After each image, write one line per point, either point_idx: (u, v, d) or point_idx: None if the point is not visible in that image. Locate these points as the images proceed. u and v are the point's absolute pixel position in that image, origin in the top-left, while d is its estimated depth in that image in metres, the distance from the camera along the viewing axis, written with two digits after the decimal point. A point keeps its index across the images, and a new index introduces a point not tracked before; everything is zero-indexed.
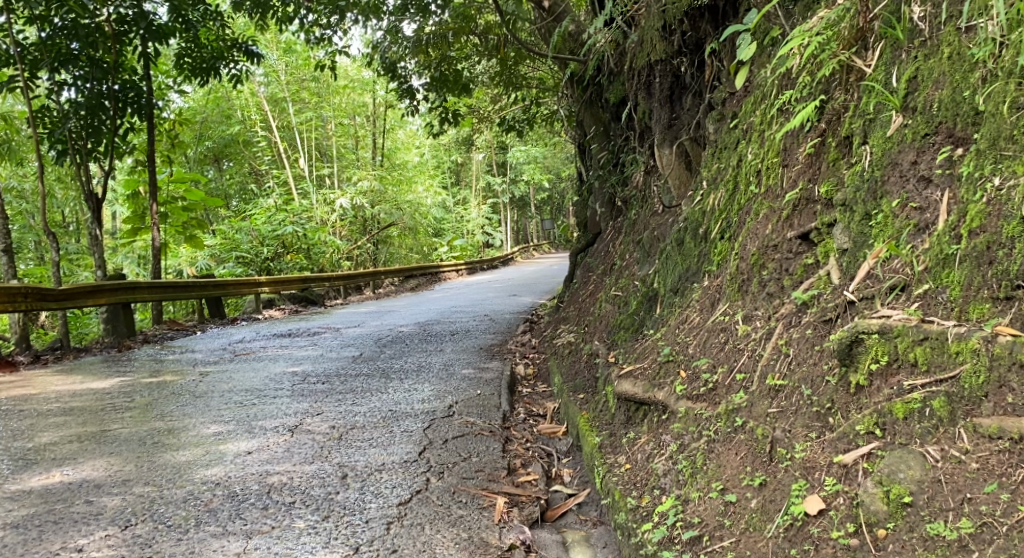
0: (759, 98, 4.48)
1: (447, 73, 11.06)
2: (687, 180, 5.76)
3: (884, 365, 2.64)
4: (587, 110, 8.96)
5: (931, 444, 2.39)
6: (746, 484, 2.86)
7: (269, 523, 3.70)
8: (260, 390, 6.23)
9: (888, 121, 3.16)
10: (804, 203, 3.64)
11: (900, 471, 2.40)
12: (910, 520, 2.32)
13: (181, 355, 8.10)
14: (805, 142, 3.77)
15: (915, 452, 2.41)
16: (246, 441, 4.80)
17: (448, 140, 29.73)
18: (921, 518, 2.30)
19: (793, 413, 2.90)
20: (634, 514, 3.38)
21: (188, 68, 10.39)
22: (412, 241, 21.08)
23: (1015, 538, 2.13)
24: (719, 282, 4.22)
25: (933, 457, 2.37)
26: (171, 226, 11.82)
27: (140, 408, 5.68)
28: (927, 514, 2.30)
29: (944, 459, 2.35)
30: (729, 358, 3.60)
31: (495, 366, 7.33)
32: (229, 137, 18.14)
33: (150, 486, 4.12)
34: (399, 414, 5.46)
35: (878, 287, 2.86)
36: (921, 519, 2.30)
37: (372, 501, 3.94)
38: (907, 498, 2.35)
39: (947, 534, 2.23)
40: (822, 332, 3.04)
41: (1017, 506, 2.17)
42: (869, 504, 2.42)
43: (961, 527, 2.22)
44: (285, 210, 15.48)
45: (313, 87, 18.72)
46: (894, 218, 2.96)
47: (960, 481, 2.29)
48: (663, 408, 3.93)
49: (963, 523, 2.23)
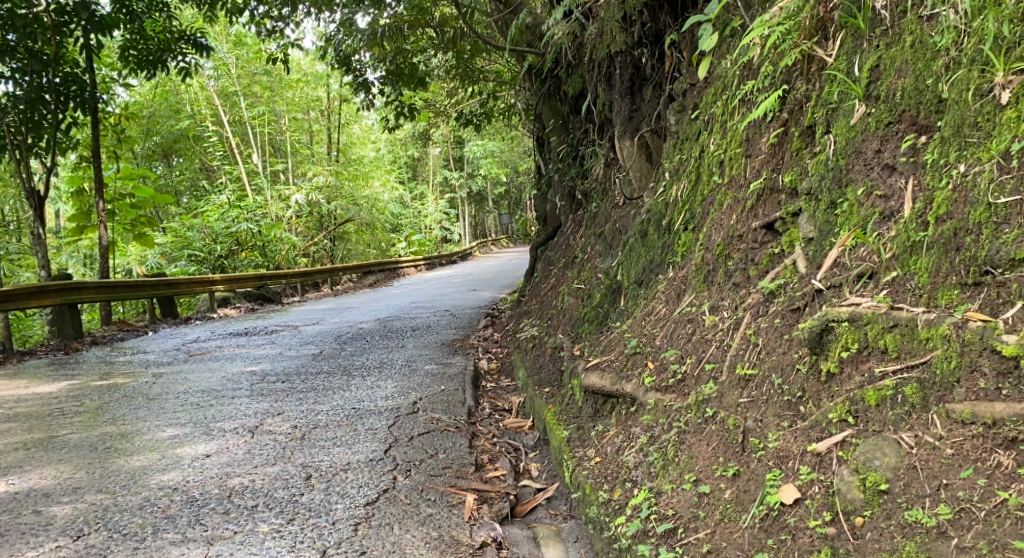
0: (720, 89, 4.51)
1: (403, 66, 10.92)
2: (647, 172, 5.78)
3: (854, 352, 2.64)
4: (546, 102, 8.94)
5: (905, 431, 2.39)
6: (719, 475, 2.86)
7: (232, 528, 3.60)
8: (218, 391, 6.08)
9: (851, 110, 3.18)
10: (768, 192, 3.66)
11: (875, 458, 2.40)
12: (887, 508, 2.32)
13: (133, 357, 7.87)
14: (768, 132, 3.80)
15: (889, 439, 2.41)
16: (204, 444, 4.68)
17: (404, 134, 29.51)
18: (898, 505, 2.31)
19: (764, 403, 2.91)
20: (607, 508, 3.37)
21: (133, 61, 10.06)
22: (369, 237, 20.88)
23: (994, 523, 2.14)
24: (684, 274, 4.23)
25: (907, 444, 2.37)
26: (119, 224, 11.50)
27: (90, 411, 5.50)
28: (904, 501, 2.30)
29: (919, 445, 2.35)
30: (697, 349, 3.63)
31: (458, 361, 7.27)
32: (179, 133, 17.74)
33: (102, 493, 3.98)
34: (363, 412, 5.38)
35: (847, 275, 2.87)
36: (898, 507, 2.30)
37: (338, 502, 3.86)
38: (883, 485, 2.35)
39: (926, 521, 2.24)
40: (791, 321, 3.06)
41: (994, 491, 2.18)
42: (845, 493, 2.42)
43: (939, 513, 2.23)
44: (238, 207, 15.23)
45: (265, 81, 18.41)
46: (860, 206, 2.98)
47: (935, 467, 2.29)
48: (631, 400, 3.93)
49: (941, 509, 2.23)
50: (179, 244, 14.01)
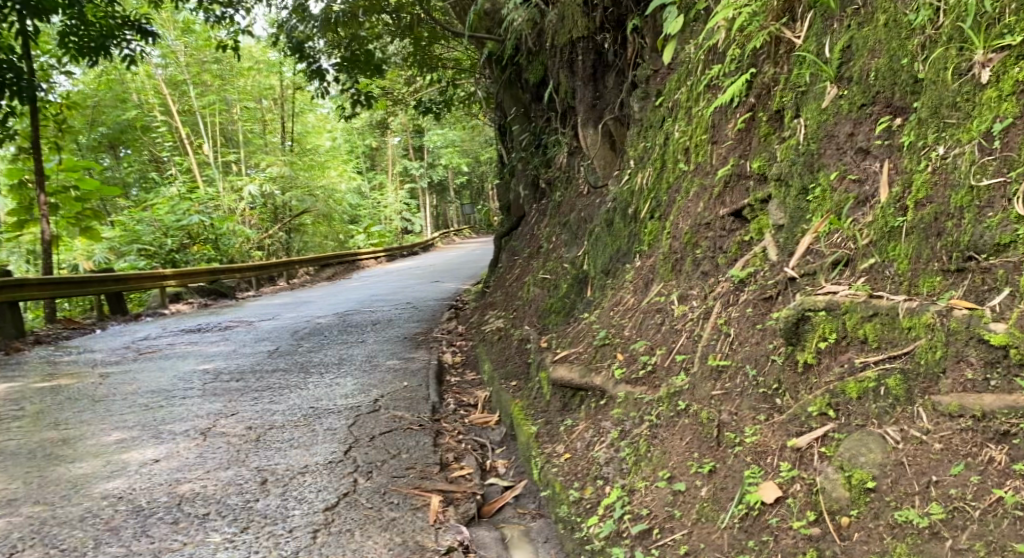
0: (684, 75, 4.42)
1: (358, 53, 10.68)
2: (612, 160, 5.68)
3: (832, 343, 2.57)
4: (506, 91, 8.78)
5: (890, 425, 2.29)
6: (694, 472, 2.77)
7: (181, 539, 3.41)
8: (167, 391, 5.85)
9: (822, 93, 3.10)
10: (736, 178, 3.57)
11: (860, 454, 2.30)
12: (875, 507, 2.20)
13: (78, 356, 7.56)
14: (734, 117, 3.71)
15: (875, 434, 2.31)
16: (153, 448, 4.46)
17: (361, 124, 29.10)
18: (886, 504, 2.18)
19: (739, 396, 2.84)
20: (578, 507, 3.27)
21: (74, 48, 9.64)
22: (327, 229, 20.52)
23: (990, 522, 2.00)
24: (651, 262, 4.14)
25: (894, 439, 2.27)
26: (63, 218, 11.08)
27: (30, 416, 5.24)
28: (892, 499, 2.18)
29: (905, 440, 2.24)
30: (666, 340, 3.54)
31: (420, 355, 7.11)
32: (125, 123, 17.22)
33: (40, 505, 3.76)
34: (321, 411, 5.20)
35: (821, 263, 2.80)
36: (887, 505, 2.18)
37: (295, 508, 3.68)
38: (870, 483, 2.23)
39: (918, 521, 2.10)
40: (763, 311, 2.99)
41: (988, 488, 2.05)
42: (831, 491, 2.31)
43: (931, 512, 2.09)
44: (188, 199, 14.85)
45: (215, 69, 18.09)
46: (833, 191, 2.90)
47: (923, 463, 2.18)
48: (600, 393, 3.82)
49: (932, 508, 2.10)
50: (127, 239, 13.52)
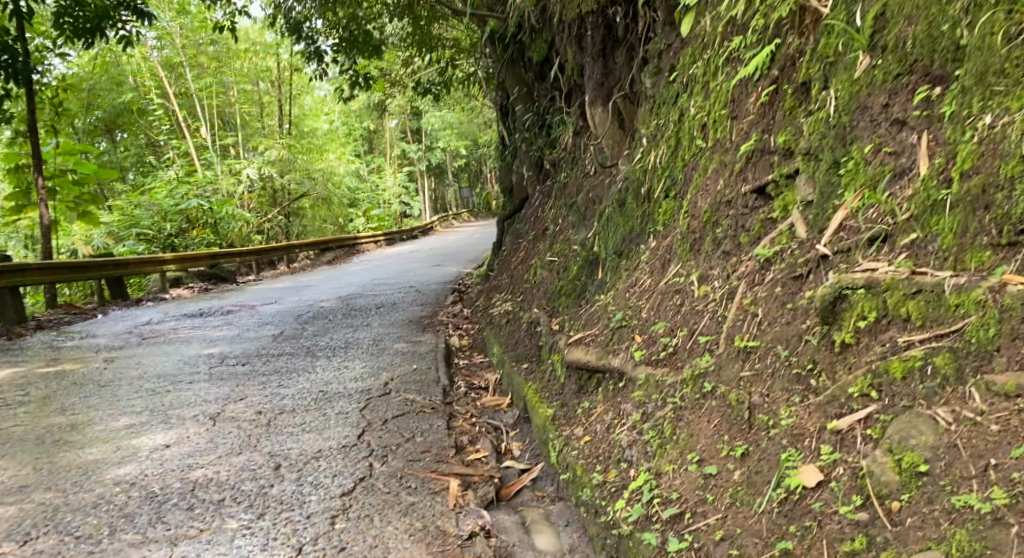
0: (700, 49, 4.31)
1: (357, 33, 10.54)
2: (620, 140, 5.58)
3: (872, 322, 2.51)
4: (509, 70, 8.63)
5: (940, 406, 2.22)
6: (726, 455, 2.72)
7: (197, 526, 3.35)
8: (174, 375, 5.77)
9: (855, 63, 3.00)
10: (759, 154, 3.48)
11: (910, 437, 2.22)
12: (928, 491, 2.13)
13: (81, 341, 7.48)
14: (757, 91, 3.61)
15: (924, 415, 2.24)
16: (163, 433, 4.39)
17: (359, 107, 28.87)
18: (940, 488, 2.11)
19: (770, 376, 2.77)
20: (601, 490, 3.21)
21: (69, 29, 9.48)
22: (326, 213, 20.40)
23: None
24: (668, 242, 4.05)
25: (945, 420, 2.19)
26: (61, 202, 10.98)
27: (37, 401, 5.16)
28: (947, 483, 2.11)
29: (958, 422, 2.17)
30: (687, 321, 3.46)
31: (427, 339, 7.04)
32: (122, 106, 17.06)
33: (52, 492, 3.69)
34: (332, 394, 5.12)
35: (856, 240, 2.72)
36: (942, 490, 2.11)
37: (312, 493, 3.62)
38: (922, 466, 2.17)
39: (979, 506, 2.02)
40: (793, 290, 2.91)
41: None
42: (879, 474, 2.24)
43: (994, 498, 2.01)
44: (186, 183, 14.79)
45: (211, 51, 17.90)
46: (867, 165, 2.81)
47: (980, 446, 2.10)
48: (618, 375, 3.74)
49: (995, 493, 2.01)
50: (126, 223, 13.47)
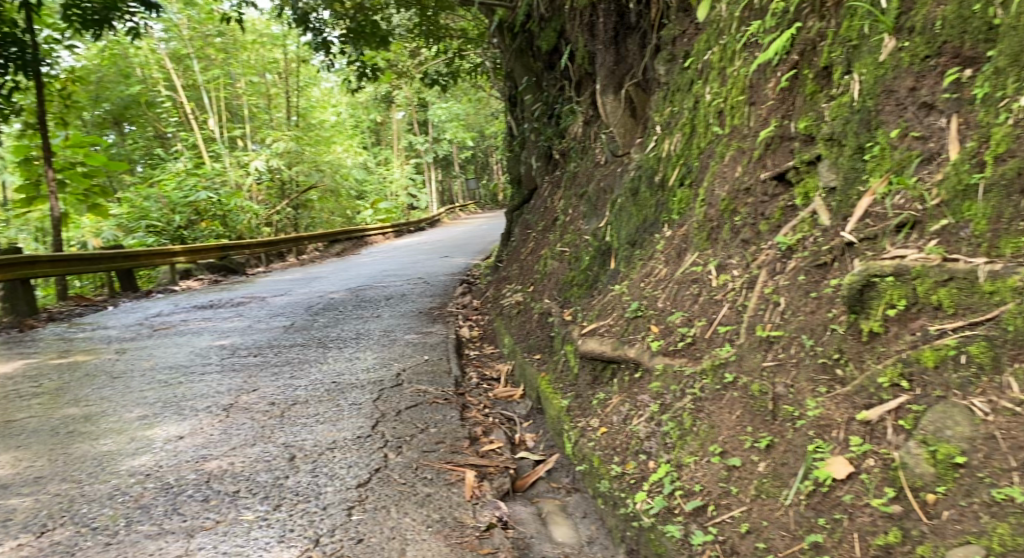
0: (716, 34, 4.25)
1: (364, 23, 10.47)
2: (632, 128, 5.51)
3: (902, 310, 2.50)
4: (518, 59, 8.55)
5: (976, 396, 2.22)
6: (749, 446, 2.69)
7: (213, 517, 3.32)
8: (186, 367, 5.75)
9: (879, 45, 2.94)
10: (779, 140, 3.41)
11: (946, 428, 2.22)
12: (966, 484, 2.13)
13: (92, 333, 7.46)
14: (776, 76, 3.55)
15: (960, 405, 2.23)
16: (177, 424, 4.36)
17: (366, 98, 28.78)
18: (978, 480, 2.11)
19: (795, 367, 2.75)
20: (620, 483, 3.16)
21: (78, 20, 9.43)
22: (333, 205, 20.34)
23: None
24: (684, 231, 3.98)
25: (982, 411, 2.19)
26: (70, 194, 10.98)
27: (49, 393, 5.15)
28: (986, 475, 2.10)
29: (996, 412, 2.17)
30: (706, 311, 3.40)
31: (438, 330, 7.00)
32: (130, 99, 17.04)
33: (68, 483, 3.67)
34: (344, 386, 5.09)
35: (883, 226, 2.69)
36: (980, 482, 2.10)
37: (327, 484, 3.58)
38: (959, 458, 2.16)
39: (1019, 499, 2.02)
40: (817, 279, 2.88)
41: None
42: (912, 466, 2.24)
43: None
44: (195, 175, 14.68)
45: (218, 43, 17.82)
46: (893, 150, 2.77)
47: (1019, 435, 2.10)
48: (635, 366, 3.69)
49: None
50: (135, 215, 13.44)
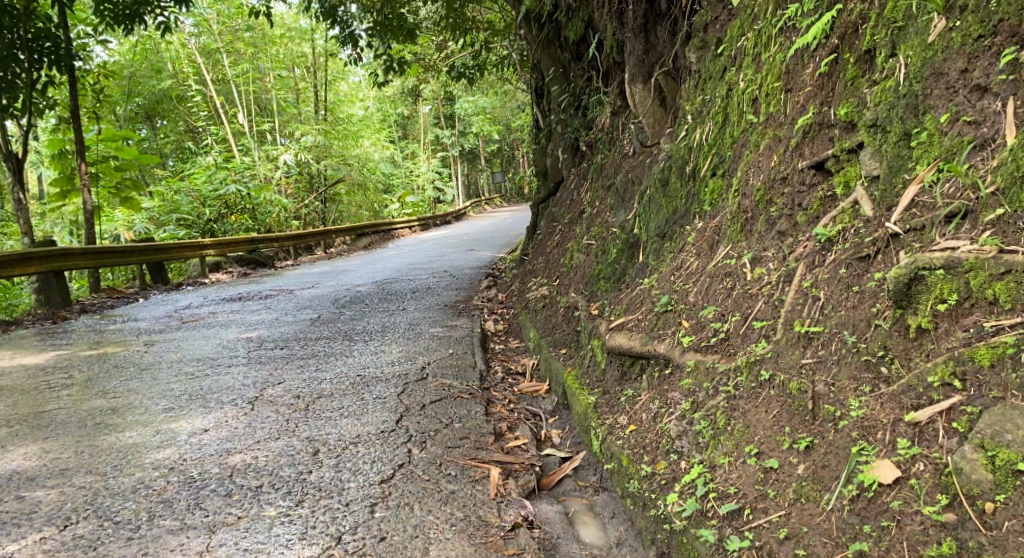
0: (750, 19, 4.10)
1: (391, 16, 10.41)
2: (662, 118, 5.37)
3: (952, 305, 2.40)
4: (545, 50, 8.40)
5: None
6: (787, 447, 2.63)
7: (235, 513, 3.26)
8: (213, 359, 5.72)
9: (928, 26, 2.80)
10: (817, 128, 3.26)
11: (1006, 432, 2.15)
12: None
13: (123, 325, 7.47)
14: (814, 61, 3.40)
15: (1019, 407, 2.16)
16: (202, 417, 4.32)
17: (392, 92, 28.74)
18: None
19: (835, 364, 2.65)
20: (650, 484, 3.07)
21: (110, 15, 9.44)
22: (360, 199, 20.33)
23: None
24: (716, 222, 3.85)
25: None
26: (103, 188, 11.06)
27: (79, 384, 5.14)
28: None
29: None
30: (740, 306, 3.27)
31: (463, 323, 6.91)
32: (162, 93, 17.16)
33: (92, 475, 3.63)
34: (369, 379, 5.03)
35: (931, 216, 2.57)
36: None
37: (350, 480, 3.51)
38: (1020, 464, 2.11)
39: None
40: (859, 271, 2.75)
41: None
42: (967, 472, 2.19)
43: None
44: (226, 168, 14.57)
45: (247, 37, 17.82)
46: (942, 135, 2.64)
47: None
48: (665, 362, 3.57)
49: None
50: (166, 208, 13.49)
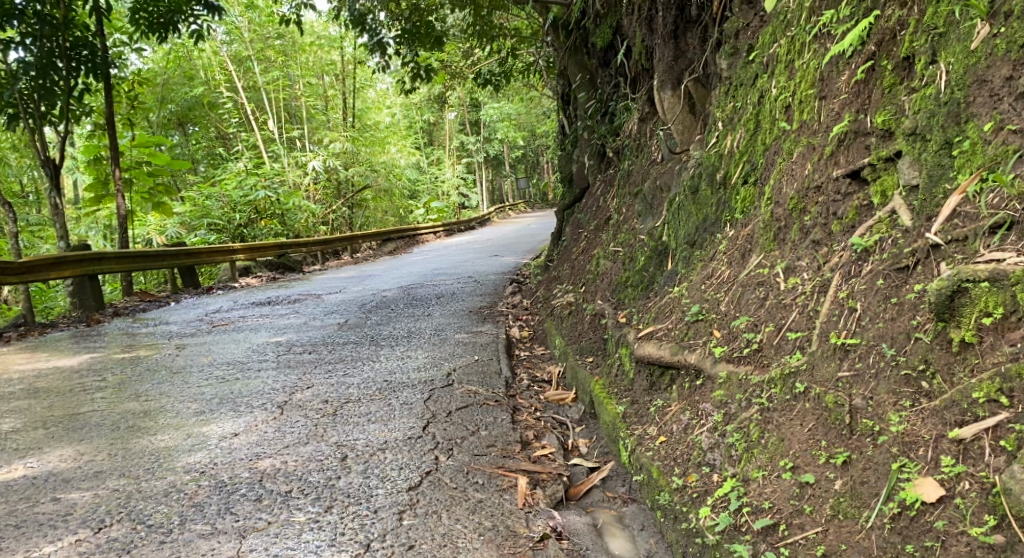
0: (783, 26, 4.04)
1: (418, 25, 10.49)
2: (691, 125, 5.32)
3: (998, 319, 2.34)
4: (572, 57, 8.38)
5: None
6: (824, 462, 2.58)
7: (265, 518, 3.26)
8: (242, 363, 5.75)
9: (970, 32, 2.74)
10: (852, 136, 3.21)
11: None
12: None
13: (154, 329, 7.54)
14: (850, 68, 3.34)
15: None
16: (232, 421, 4.33)
17: (419, 99, 28.84)
18: None
19: (873, 378, 2.59)
20: (681, 496, 3.03)
21: (144, 23, 9.56)
22: (386, 204, 20.42)
23: None
24: (748, 231, 3.79)
25: None
26: (136, 193, 11.19)
27: (112, 387, 5.19)
28: None
29: None
30: (773, 316, 3.22)
31: (489, 329, 6.89)
32: (193, 100, 17.33)
33: (126, 478, 3.65)
34: (396, 385, 5.02)
35: (974, 227, 2.52)
36: None
37: (378, 486, 3.50)
38: None
39: None
40: (897, 283, 2.69)
41: None
42: (1016, 493, 2.14)
43: None
44: (255, 174, 14.67)
45: (278, 45, 17.99)
46: (985, 144, 2.58)
47: None
48: (695, 372, 3.52)
49: None
50: (198, 213, 13.65)
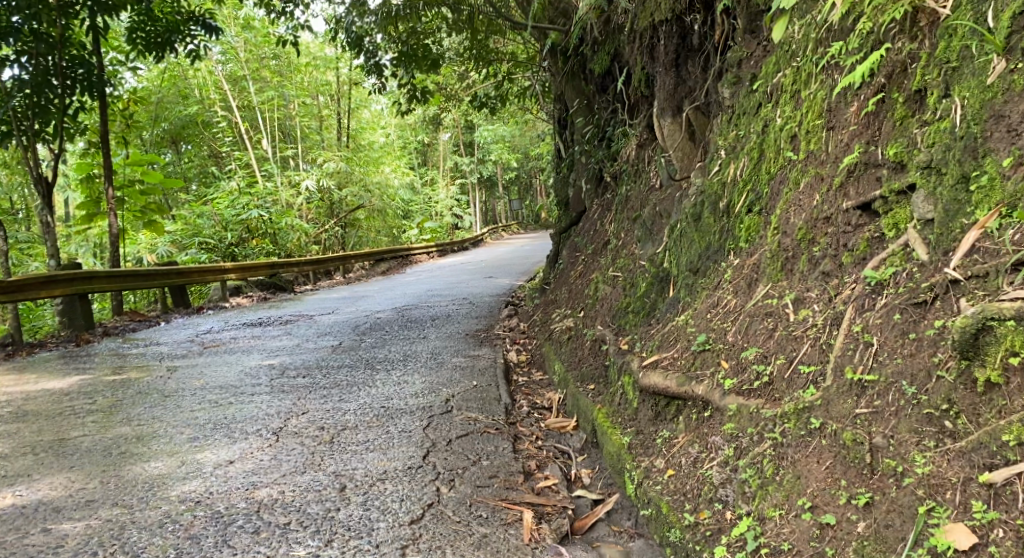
0: (786, 56, 4.02)
1: (416, 47, 10.47)
2: (691, 152, 5.30)
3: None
4: (569, 82, 8.36)
5: None
6: (845, 503, 2.55)
7: (263, 552, 3.17)
8: (236, 387, 5.65)
9: (986, 67, 2.72)
10: (863, 167, 3.17)
11: None
12: None
13: (145, 349, 7.42)
14: (858, 100, 3.32)
15: None
16: (227, 448, 4.24)
17: (413, 119, 28.83)
18: None
19: (893, 415, 2.55)
20: (694, 533, 2.98)
21: (141, 43, 9.51)
22: (379, 224, 20.29)
23: None
24: (754, 260, 3.75)
25: None
26: (128, 211, 11.07)
27: (103, 410, 5.08)
28: None
29: None
30: (784, 348, 3.17)
31: (486, 353, 6.82)
32: (187, 119, 17.27)
33: (118, 507, 3.56)
34: (393, 411, 4.93)
35: (996, 263, 2.50)
36: None
37: (380, 519, 3.41)
38: None
39: None
40: (914, 318, 2.66)
41: None
42: None
43: None
44: (248, 194, 14.58)
45: (273, 65, 17.86)
46: (1004, 180, 2.56)
47: None
48: (703, 404, 3.46)
49: None
50: (189, 232, 13.55)
